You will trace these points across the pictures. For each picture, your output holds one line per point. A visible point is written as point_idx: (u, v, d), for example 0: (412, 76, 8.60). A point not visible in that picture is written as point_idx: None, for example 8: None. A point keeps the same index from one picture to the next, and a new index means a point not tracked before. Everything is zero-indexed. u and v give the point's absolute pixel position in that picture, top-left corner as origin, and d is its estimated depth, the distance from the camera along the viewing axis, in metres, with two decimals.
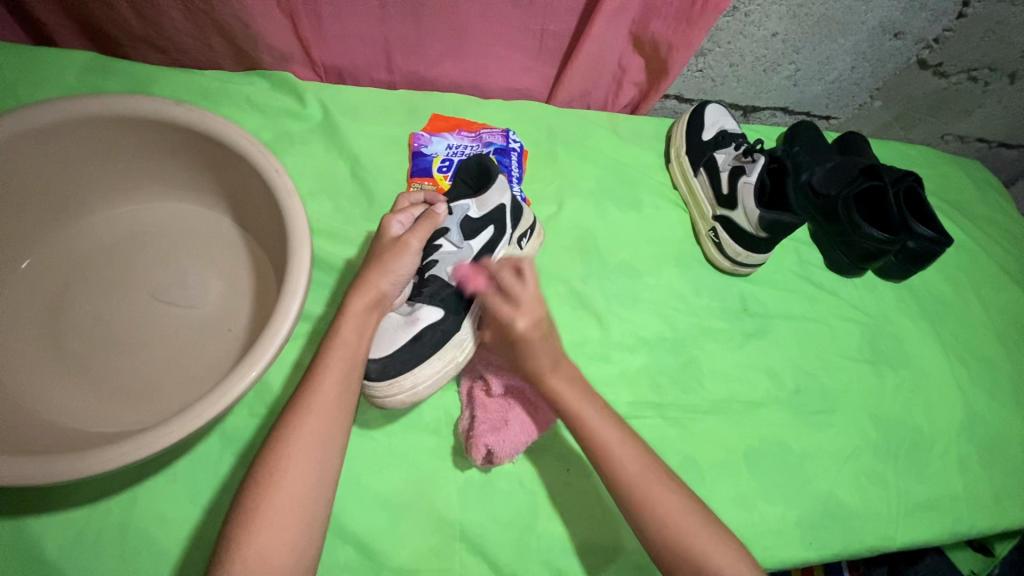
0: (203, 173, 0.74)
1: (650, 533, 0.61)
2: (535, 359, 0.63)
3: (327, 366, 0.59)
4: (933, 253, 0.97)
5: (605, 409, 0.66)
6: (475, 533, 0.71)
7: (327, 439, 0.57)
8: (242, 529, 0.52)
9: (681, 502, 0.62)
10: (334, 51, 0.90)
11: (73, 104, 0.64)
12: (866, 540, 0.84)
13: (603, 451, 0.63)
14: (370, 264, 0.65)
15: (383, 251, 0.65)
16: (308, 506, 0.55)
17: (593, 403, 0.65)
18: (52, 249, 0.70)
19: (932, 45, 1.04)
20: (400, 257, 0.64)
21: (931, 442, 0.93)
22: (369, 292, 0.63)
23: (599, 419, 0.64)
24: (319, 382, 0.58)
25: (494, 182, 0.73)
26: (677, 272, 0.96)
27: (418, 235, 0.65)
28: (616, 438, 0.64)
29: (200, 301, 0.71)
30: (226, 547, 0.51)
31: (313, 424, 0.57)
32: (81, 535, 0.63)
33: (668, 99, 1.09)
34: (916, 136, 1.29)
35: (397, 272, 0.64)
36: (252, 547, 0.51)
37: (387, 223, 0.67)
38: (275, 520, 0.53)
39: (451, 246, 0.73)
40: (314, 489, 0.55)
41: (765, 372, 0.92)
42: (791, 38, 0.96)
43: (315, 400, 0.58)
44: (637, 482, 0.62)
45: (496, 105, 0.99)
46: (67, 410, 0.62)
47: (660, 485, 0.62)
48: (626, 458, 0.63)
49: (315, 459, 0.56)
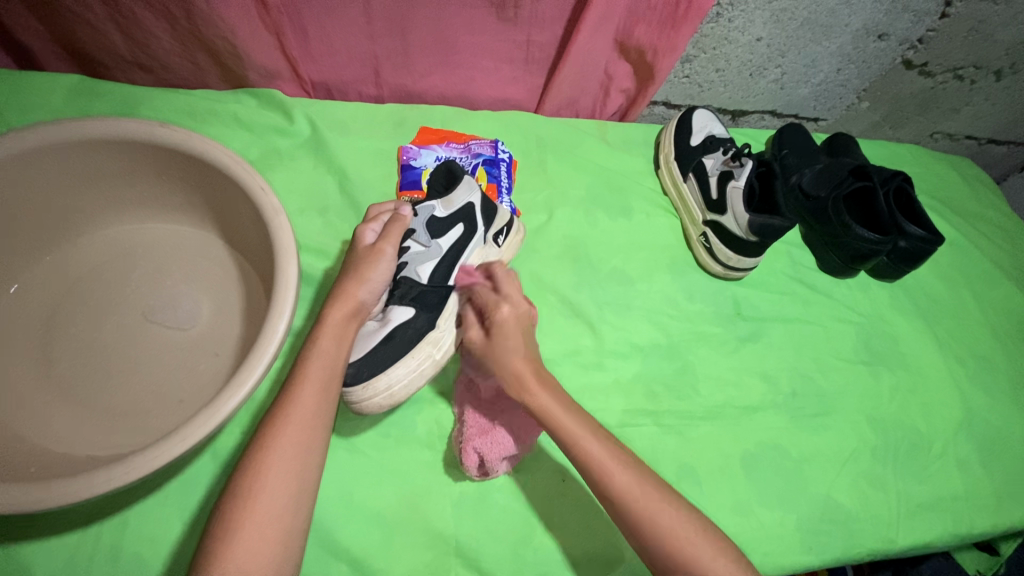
0: (191, 192, 0.74)
1: (640, 535, 0.59)
2: (510, 356, 0.66)
3: (306, 376, 0.59)
4: (924, 253, 0.97)
5: (574, 408, 0.64)
6: (470, 548, 0.70)
7: (307, 449, 0.57)
8: (223, 548, 0.51)
9: (660, 504, 0.59)
10: (321, 68, 0.90)
11: (60, 127, 0.64)
12: (867, 543, 0.83)
13: (578, 451, 0.61)
14: (347, 274, 0.66)
15: (359, 260, 0.66)
16: (289, 519, 0.54)
17: (567, 408, 0.63)
18: (40, 272, 0.70)
19: (916, 45, 1.04)
20: (376, 263, 0.66)
21: (929, 442, 0.93)
22: (347, 302, 0.64)
23: (572, 423, 0.62)
24: (298, 391, 0.58)
25: (461, 182, 0.73)
26: (668, 278, 0.96)
27: (391, 241, 0.67)
28: (590, 435, 0.62)
29: (190, 320, 0.71)
30: (203, 564, 0.50)
31: (292, 434, 0.56)
32: (71, 561, 0.62)
33: (656, 106, 1.09)
34: (904, 135, 1.29)
35: (375, 279, 0.65)
36: (232, 563, 0.50)
37: (359, 234, 0.69)
38: (255, 534, 0.52)
39: (421, 247, 0.72)
40: (294, 502, 0.55)
41: (760, 375, 0.92)
42: (776, 42, 0.97)
43: (294, 410, 0.57)
44: (618, 482, 0.60)
45: (484, 116, 0.99)
46: (57, 433, 0.62)
47: (640, 483, 0.60)
48: (601, 457, 0.61)
49: (295, 470, 0.55)
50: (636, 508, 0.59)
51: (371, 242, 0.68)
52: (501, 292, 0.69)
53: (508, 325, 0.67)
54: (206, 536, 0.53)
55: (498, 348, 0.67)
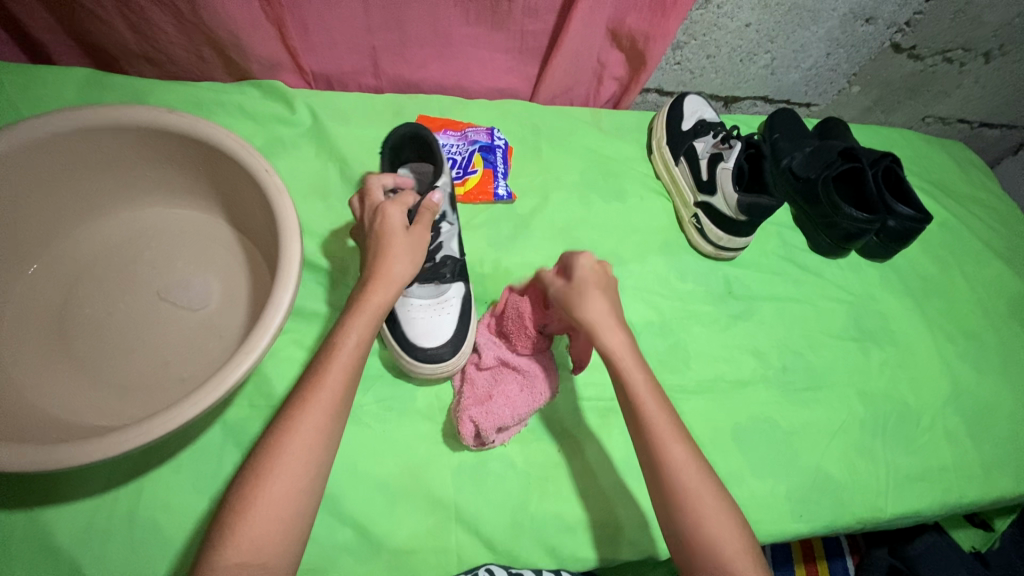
0: (199, 178, 0.77)
1: (680, 529, 0.60)
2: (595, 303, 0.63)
3: (334, 362, 0.60)
4: (913, 232, 0.99)
5: (670, 411, 0.64)
6: (469, 513, 0.73)
7: (327, 433, 0.58)
8: (238, 515, 0.53)
9: (719, 507, 0.60)
10: (322, 59, 0.93)
11: (76, 114, 0.67)
12: (856, 511, 0.86)
13: (660, 449, 0.61)
14: (383, 254, 0.64)
15: (401, 241, 0.65)
16: (300, 501, 0.55)
17: (664, 405, 0.63)
18: (56, 254, 0.73)
19: (904, 29, 1.06)
20: (419, 249, 0.67)
21: (919, 416, 0.95)
22: (391, 284, 0.64)
23: (662, 419, 0.62)
24: (324, 375, 0.59)
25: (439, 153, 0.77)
26: (661, 258, 0.99)
27: (426, 229, 0.68)
28: (676, 439, 0.62)
29: (199, 299, 0.74)
30: (219, 533, 0.52)
31: (313, 419, 0.57)
32: (90, 525, 0.66)
33: (649, 93, 1.12)
34: (896, 119, 1.31)
35: (414, 264, 0.66)
36: (245, 536, 0.52)
37: (393, 211, 0.66)
38: (268, 511, 0.53)
39: (450, 226, 0.79)
40: (308, 485, 0.56)
41: (751, 352, 0.94)
42: (765, 28, 0.99)
43: (318, 394, 0.58)
44: (687, 488, 0.60)
45: (480, 105, 1.02)
46: (76, 404, 0.65)
47: (709, 491, 0.60)
48: (681, 465, 0.61)
49: (314, 453, 0.57)
50: (693, 509, 0.59)
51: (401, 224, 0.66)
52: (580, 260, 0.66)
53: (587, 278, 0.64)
54: (224, 504, 0.55)
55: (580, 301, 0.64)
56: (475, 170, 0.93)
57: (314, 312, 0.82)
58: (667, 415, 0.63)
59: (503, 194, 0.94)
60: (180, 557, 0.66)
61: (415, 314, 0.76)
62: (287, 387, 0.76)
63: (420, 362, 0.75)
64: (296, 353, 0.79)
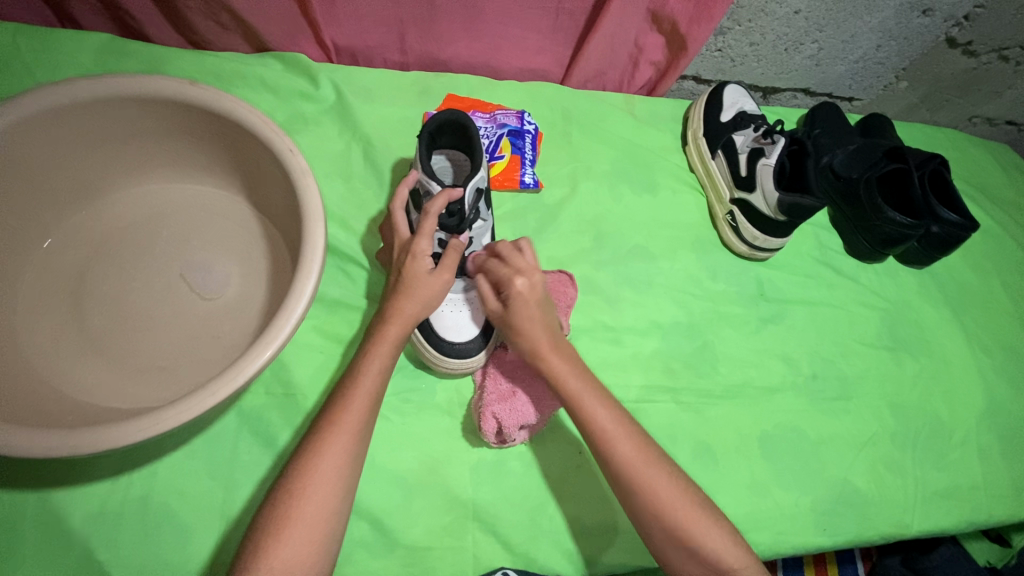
0: (218, 153, 0.74)
1: (649, 527, 0.62)
2: (533, 332, 0.64)
3: (357, 384, 0.59)
4: (957, 240, 0.94)
5: (618, 410, 0.65)
6: (487, 512, 0.72)
7: (352, 454, 0.58)
8: (277, 522, 0.53)
9: (673, 490, 0.62)
10: (347, 33, 0.89)
11: (92, 83, 0.64)
12: (881, 527, 0.84)
13: (607, 451, 0.63)
14: (406, 293, 0.63)
15: (425, 286, 0.63)
16: (330, 521, 0.55)
17: (604, 403, 0.64)
18: (73, 228, 0.71)
19: (962, 23, 1.00)
20: (438, 298, 0.65)
21: (951, 432, 0.92)
22: (407, 326, 0.63)
23: (611, 423, 0.64)
24: (348, 398, 0.59)
25: (478, 141, 0.73)
26: (692, 256, 0.95)
27: (449, 271, 0.65)
28: (624, 438, 0.63)
29: (216, 282, 0.72)
30: (248, 557, 0.52)
31: (340, 441, 0.57)
32: (104, 507, 0.65)
33: (686, 80, 1.07)
34: (941, 118, 1.24)
35: (435, 308, 0.65)
36: (277, 559, 0.52)
37: (422, 250, 0.64)
38: (301, 534, 0.53)
39: (484, 222, 0.75)
40: (336, 507, 0.56)
41: (781, 358, 0.91)
42: (815, 16, 0.93)
43: (343, 415, 0.58)
44: (640, 474, 0.62)
45: (509, 86, 0.97)
46: (92, 383, 0.64)
47: (662, 481, 0.62)
48: (632, 462, 0.62)
49: (343, 473, 0.57)
50: (648, 499, 0.62)
51: (427, 269, 0.64)
52: (515, 267, 0.65)
53: (524, 301, 0.64)
54: (259, 510, 0.55)
55: (520, 321, 0.65)
56: (502, 155, 0.89)
57: (334, 298, 0.79)
58: (612, 413, 0.64)
59: (530, 182, 0.90)
60: (193, 542, 0.65)
61: (444, 307, 0.74)
62: (305, 373, 0.75)
63: (449, 357, 0.72)
64: (315, 341, 0.77)
